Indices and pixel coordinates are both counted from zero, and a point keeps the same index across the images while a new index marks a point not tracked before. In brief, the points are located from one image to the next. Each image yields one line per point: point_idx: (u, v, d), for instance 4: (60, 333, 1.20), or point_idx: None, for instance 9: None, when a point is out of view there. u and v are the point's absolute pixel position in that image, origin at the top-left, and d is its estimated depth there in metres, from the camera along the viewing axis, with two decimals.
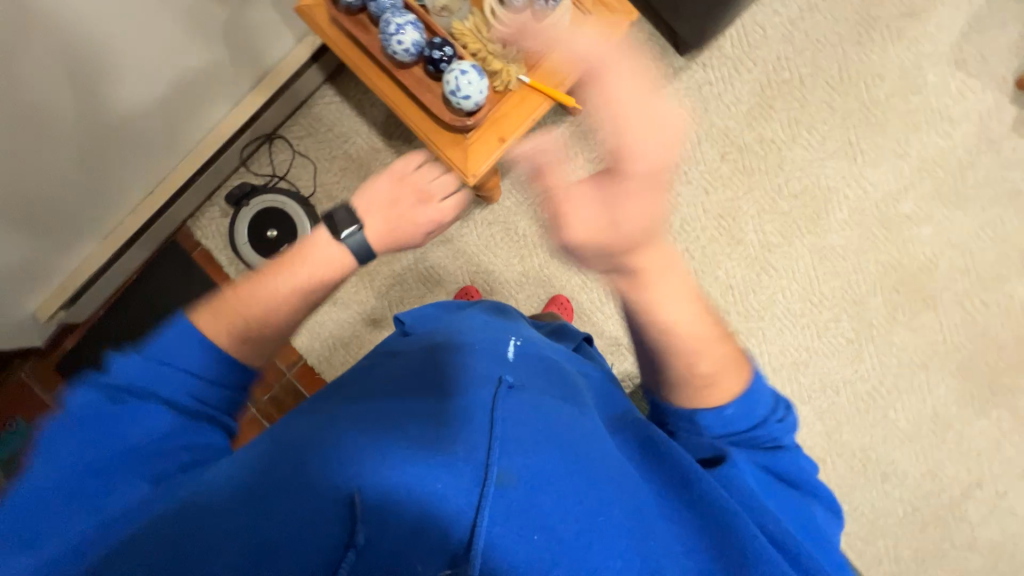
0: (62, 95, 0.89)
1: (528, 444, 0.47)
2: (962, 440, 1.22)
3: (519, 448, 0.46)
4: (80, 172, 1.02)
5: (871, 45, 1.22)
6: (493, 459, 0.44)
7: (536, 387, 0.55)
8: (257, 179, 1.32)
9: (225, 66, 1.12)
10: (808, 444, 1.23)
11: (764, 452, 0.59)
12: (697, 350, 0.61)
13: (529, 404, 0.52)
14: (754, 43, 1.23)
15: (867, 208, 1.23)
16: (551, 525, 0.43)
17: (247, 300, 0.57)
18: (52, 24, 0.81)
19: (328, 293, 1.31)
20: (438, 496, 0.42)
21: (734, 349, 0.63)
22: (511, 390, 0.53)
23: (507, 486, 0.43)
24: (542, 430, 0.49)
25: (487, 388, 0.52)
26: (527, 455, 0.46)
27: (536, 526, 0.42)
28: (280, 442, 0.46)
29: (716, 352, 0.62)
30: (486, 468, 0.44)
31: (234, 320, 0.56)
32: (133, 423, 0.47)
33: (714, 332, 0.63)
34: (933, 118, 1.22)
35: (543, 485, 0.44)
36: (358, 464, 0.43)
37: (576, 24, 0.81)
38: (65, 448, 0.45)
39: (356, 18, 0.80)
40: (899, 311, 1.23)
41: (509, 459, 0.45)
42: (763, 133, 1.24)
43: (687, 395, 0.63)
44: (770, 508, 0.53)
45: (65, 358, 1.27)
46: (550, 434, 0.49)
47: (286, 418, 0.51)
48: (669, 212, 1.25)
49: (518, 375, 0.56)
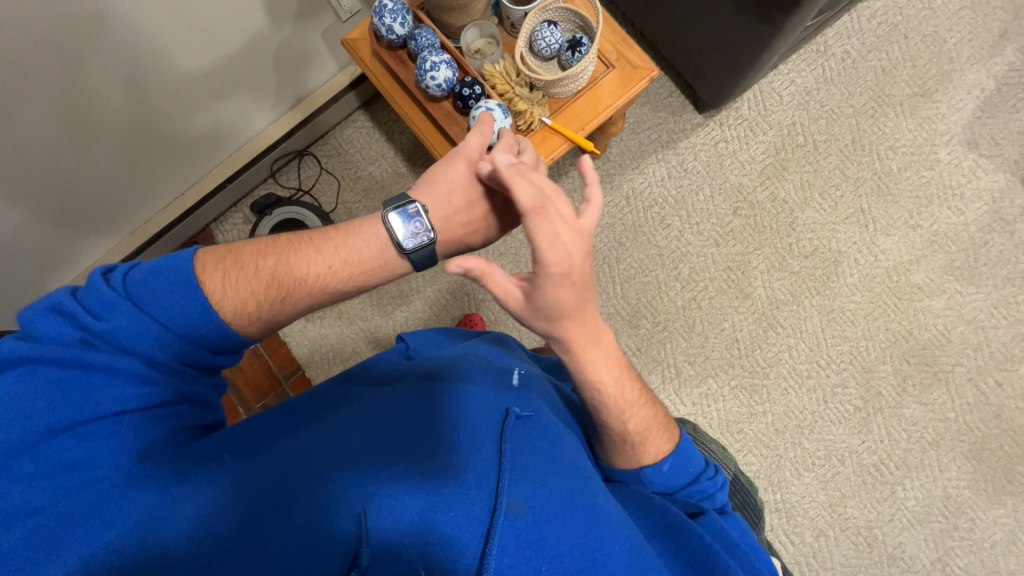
0: (110, 100, 0.95)
1: (535, 474, 0.50)
2: (975, 527, 1.15)
3: (527, 476, 0.49)
4: (117, 172, 1.08)
5: (885, 119, 1.26)
6: (503, 488, 0.47)
7: (544, 420, 0.58)
8: (283, 192, 1.38)
9: (268, 88, 1.18)
10: (810, 515, 1.17)
11: (732, 522, 0.65)
12: (622, 413, 0.62)
13: (537, 437, 0.55)
14: (770, 108, 1.28)
15: (877, 275, 1.23)
16: (554, 554, 0.46)
17: (280, 281, 0.62)
18: (121, 34, 0.88)
19: (335, 307, 1.33)
20: (449, 523, 0.45)
21: (662, 413, 0.66)
22: (519, 420, 0.56)
23: (517, 515, 0.46)
24: (548, 463, 0.52)
25: (495, 419, 0.55)
26: (536, 486, 0.49)
27: (543, 551, 0.46)
28: (295, 461, 0.49)
29: (638, 413, 0.63)
30: (495, 497, 0.47)
31: (253, 295, 0.60)
32: (125, 385, 0.50)
33: (642, 398, 0.64)
34: (945, 194, 1.23)
35: (549, 517, 0.47)
36: (374, 488, 0.46)
37: (599, 76, 0.86)
38: (42, 390, 0.48)
39: (396, 54, 0.86)
40: (909, 382, 1.20)
41: (518, 488, 0.48)
42: (775, 192, 1.27)
43: (623, 452, 0.64)
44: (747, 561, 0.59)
45: None
46: (556, 468, 0.52)
47: (293, 436, 0.54)
48: (678, 260, 1.27)
49: (523, 405, 0.59)
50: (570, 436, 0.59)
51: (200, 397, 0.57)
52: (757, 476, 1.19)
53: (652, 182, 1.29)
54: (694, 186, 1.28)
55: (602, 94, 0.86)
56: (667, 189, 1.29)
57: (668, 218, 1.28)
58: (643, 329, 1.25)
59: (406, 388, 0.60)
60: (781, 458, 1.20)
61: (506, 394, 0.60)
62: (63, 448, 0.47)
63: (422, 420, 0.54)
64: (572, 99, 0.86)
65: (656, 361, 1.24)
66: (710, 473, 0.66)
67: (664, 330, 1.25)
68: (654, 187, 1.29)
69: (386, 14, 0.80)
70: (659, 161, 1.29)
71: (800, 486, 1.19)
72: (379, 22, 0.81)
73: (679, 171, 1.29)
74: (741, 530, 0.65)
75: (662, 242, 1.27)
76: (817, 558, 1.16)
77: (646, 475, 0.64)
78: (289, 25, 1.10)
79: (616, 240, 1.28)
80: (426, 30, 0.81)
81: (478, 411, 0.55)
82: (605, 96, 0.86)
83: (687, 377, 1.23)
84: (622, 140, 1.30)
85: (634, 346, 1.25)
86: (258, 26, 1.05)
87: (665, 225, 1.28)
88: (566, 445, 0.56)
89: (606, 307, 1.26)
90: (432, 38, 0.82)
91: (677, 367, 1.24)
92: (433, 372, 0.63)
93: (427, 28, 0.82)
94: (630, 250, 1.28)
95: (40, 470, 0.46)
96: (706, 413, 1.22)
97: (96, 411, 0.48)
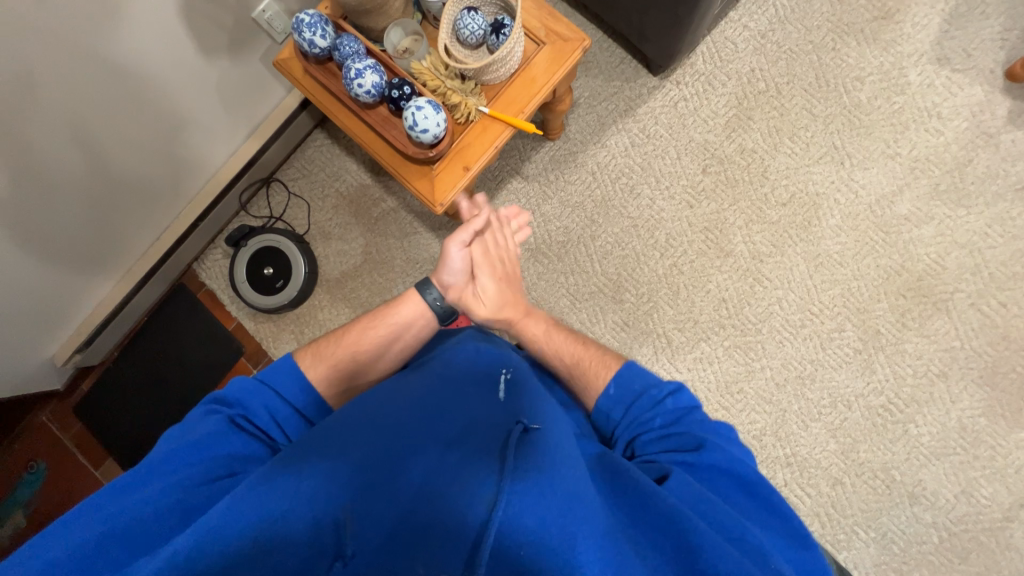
0: (63, 161, 0.97)
1: (526, 469, 0.54)
2: (996, 455, 1.11)
3: (524, 472, 0.53)
4: (87, 226, 1.11)
5: (846, 49, 1.21)
6: (503, 492, 0.51)
7: (550, 428, 0.62)
8: (255, 222, 1.39)
9: (220, 122, 1.21)
10: (823, 465, 1.15)
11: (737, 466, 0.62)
12: (559, 349, 0.81)
13: (544, 447, 0.57)
14: (726, 58, 1.25)
15: (861, 212, 1.19)
16: (540, 542, 0.50)
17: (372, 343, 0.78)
18: (57, 99, 0.90)
19: (323, 326, 1.35)
20: (446, 523, 0.50)
21: (599, 351, 0.80)
22: (527, 428, 0.59)
23: (507, 510, 0.50)
24: (547, 464, 0.55)
25: (503, 431, 0.59)
26: (529, 482, 0.52)
27: (520, 543, 0.49)
28: (310, 477, 0.55)
29: (574, 348, 0.81)
30: (494, 499, 0.50)
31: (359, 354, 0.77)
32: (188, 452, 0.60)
33: (576, 340, 0.82)
34: (921, 116, 1.18)
35: (541, 504, 0.51)
36: (374, 500, 0.53)
37: (531, 55, 0.85)
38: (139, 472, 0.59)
39: (325, 67, 0.85)
40: (909, 317, 1.16)
41: (515, 489, 0.51)
42: (743, 143, 1.23)
43: (587, 384, 0.76)
44: (722, 516, 0.56)
45: (81, 399, 1.38)
46: (553, 468, 0.55)
47: (297, 456, 0.58)
48: (653, 228, 1.24)
49: (533, 418, 0.62)
50: (561, 430, 0.63)
51: (213, 436, 0.62)
52: (763, 434, 1.18)
53: (616, 153, 1.27)
54: (659, 151, 1.25)
55: (536, 73, 0.85)
56: (632, 158, 1.26)
57: (637, 187, 1.25)
58: (628, 303, 1.23)
59: (390, 394, 0.67)
60: (786, 412, 1.18)
61: (515, 406, 0.64)
62: (125, 503, 0.56)
63: (429, 433, 0.59)
64: (506, 84, 0.85)
65: (646, 333, 1.22)
66: (664, 390, 0.70)
67: (649, 301, 1.23)
68: (619, 158, 1.26)
69: (305, 28, 0.79)
70: (620, 131, 1.27)
71: (810, 437, 1.16)
72: (300, 38, 0.80)
73: (641, 138, 1.26)
74: (754, 478, 0.61)
75: (634, 213, 1.25)
76: (836, 508, 1.14)
77: (605, 408, 0.73)
78: (225, 56, 1.11)
79: (589, 218, 1.26)
80: (347, 39, 0.81)
81: (489, 421, 0.61)
82: (539, 74, 0.84)
83: (679, 344, 1.21)
84: (580, 116, 1.28)
85: (622, 321, 1.23)
86: (195, 62, 1.06)
87: (635, 195, 1.25)
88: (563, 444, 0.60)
89: (587, 286, 1.25)
90: (355, 46, 0.81)
91: (667, 336, 1.22)
92: (425, 388, 0.67)
93: (349, 36, 0.81)
94: (603, 226, 1.26)
95: (123, 509, 0.55)
96: (703, 377, 1.20)
97: (152, 477, 0.58)
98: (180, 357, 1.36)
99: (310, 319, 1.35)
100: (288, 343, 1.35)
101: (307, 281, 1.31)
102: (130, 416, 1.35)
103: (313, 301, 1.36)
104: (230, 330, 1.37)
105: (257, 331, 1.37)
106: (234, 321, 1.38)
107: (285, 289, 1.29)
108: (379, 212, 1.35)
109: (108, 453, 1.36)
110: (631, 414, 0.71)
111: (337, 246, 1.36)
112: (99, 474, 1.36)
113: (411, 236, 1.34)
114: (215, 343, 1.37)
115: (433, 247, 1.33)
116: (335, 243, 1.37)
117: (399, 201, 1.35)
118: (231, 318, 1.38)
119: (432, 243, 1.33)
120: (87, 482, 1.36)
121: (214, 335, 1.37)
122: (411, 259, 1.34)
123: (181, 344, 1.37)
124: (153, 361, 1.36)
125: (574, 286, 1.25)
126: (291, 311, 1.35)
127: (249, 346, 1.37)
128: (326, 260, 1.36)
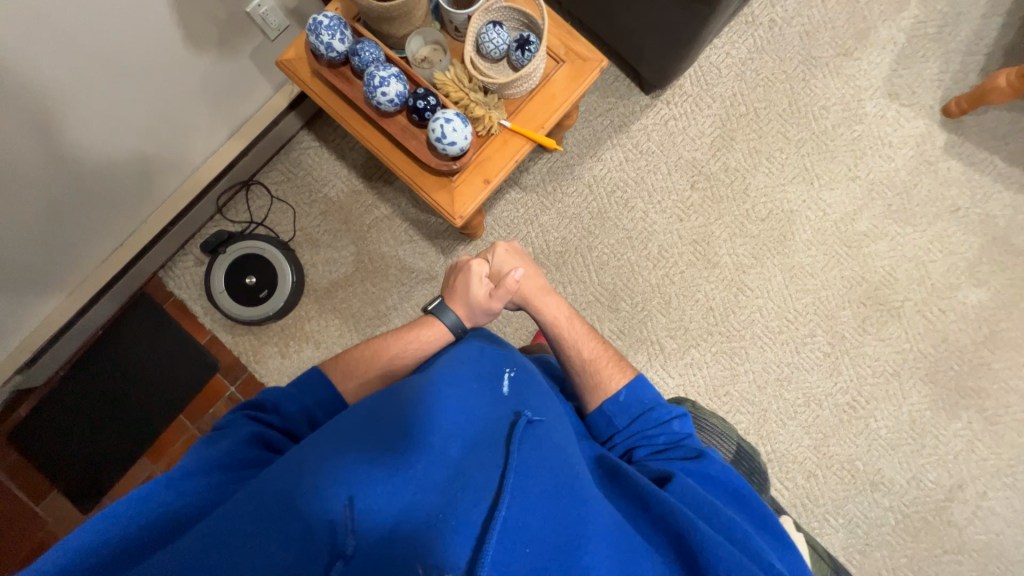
0: (16, 152, 0.86)
1: (527, 469, 0.54)
2: (939, 443, 1.27)
3: (528, 471, 0.54)
4: (39, 227, 0.98)
5: (814, 80, 1.34)
6: (506, 487, 0.51)
7: (550, 424, 0.62)
8: (233, 227, 1.30)
9: (201, 119, 1.11)
10: (799, 459, 1.26)
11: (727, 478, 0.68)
12: (576, 342, 0.83)
13: (545, 445, 0.58)
14: (711, 82, 1.33)
15: (828, 228, 1.31)
16: (543, 538, 0.50)
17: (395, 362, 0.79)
18: (18, 83, 0.79)
19: (310, 337, 1.28)
20: (448, 518, 0.49)
21: (613, 353, 0.83)
22: (530, 424, 0.60)
23: (511, 505, 0.50)
24: (550, 463, 0.57)
25: (506, 424, 0.59)
26: (537, 484, 0.54)
27: (529, 538, 0.49)
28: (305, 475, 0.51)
29: (589, 345, 0.83)
30: (495, 496, 0.51)
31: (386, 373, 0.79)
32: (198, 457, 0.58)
33: (592, 336, 0.84)
34: (876, 144, 1.33)
35: (540, 503, 0.52)
36: (372, 488, 0.50)
37: (551, 72, 0.86)
38: None
39: (339, 72, 0.81)
40: (868, 323, 1.29)
41: (518, 487, 0.52)
42: (727, 162, 1.32)
43: (597, 381, 0.78)
44: (721, 520, 0.60)
45: (20, 424, 1.21)
46: (555, 467, 0.56)
47: (290, 455, 0.54)
48: (646, 240, 1.30)
49: (534, 411, 0.63)
50: (561, 426, 0.64)
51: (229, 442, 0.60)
52: (747, 433, 1.26)
53: (610, 167, 1.31)
54: (650, 167, 1.31)
55: (556, 90, 0.86)
56: (626, 172, 1.31)
57: (631, 200, 1.31)
58: (623, 312, 1.28)
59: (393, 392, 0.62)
60: (767, 412, 1.27)
61: (517, 399, 0.64)
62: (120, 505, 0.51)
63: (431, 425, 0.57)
64: (527, 99, 0.85)
65: (640, 340, 1.27)
66: (665, 404, 0.75)
67: (643, 309, 1.28)
68: (614, 171, 1.31)
69: (323, 31, 0.76)
70: (615, 146, 1.31)
71: (787, 434, 1.27)
72: (317, 40, 0.77)
73: (635, 153, 1.31)
74: (745, 492, 0.67)
75: (628, 225, 1.30)
76: (810, 498, 1.24)
77: (610, 412, 0.76)
78: (212, 49, 1.02)
79: (585, 229, 1.30)
80: (368, 45, 0.78)
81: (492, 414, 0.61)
82: (559, 91, 0.86)
83: (671, 350, 1.28)
84: (577, 130, 1.31)
85: (618, 329, 1.27)
86: (182, 55, 0.98)
87: (629, 208, 1.30)
88: (562, 441, 0.61)
89: (585, 296, 1.28)
90: (375, 52, 0.78)
91: (660, 343, 1.28)
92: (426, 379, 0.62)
93: (369, 42, 0.78)
94: (599, 237, 1.30)
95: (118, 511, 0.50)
96: (693, 382, 1.27)
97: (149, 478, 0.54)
98: (143, 374, 1.23)
99: (297, 331, 1.28)
100: (272, 356, 1.27)
101: (294, 291, 1.23)
102: (83, 441, 1.20)
103: (299, 311, 1.28)
104: (202, 344, 1.27)
105: (236, 344, 1.27)
106: (207, 334, 1.27)
107: (270, 300, 1.22)
108: (372, 220, 1.31)
109: (53, 484, 1.20)
110: (634, 424, 0.75)
111: (326, 253, 1.30)
112: (41, 509, 1.20)
113: (406, 244, 1.31)
114: (185, 357, 1.25)
115: (429, 256, 1.31)
116: (324, 250, 1.30)
117: (393, 208, 1.31)
118: (204, 331, 1.27)
119: (428, 251, 1.30)
120: (26, 519, 1.20)
121: (184, 349, 1.26)
122: (406, 267, 1.30)
123: (145, 360, 1.24)
124: (111, 379, 1.22)
125: (572, 295, 1.28)
126: (275, 323, 1.27)
127: (224, 361, 1.27)
128: (313, 268, 1.30)
